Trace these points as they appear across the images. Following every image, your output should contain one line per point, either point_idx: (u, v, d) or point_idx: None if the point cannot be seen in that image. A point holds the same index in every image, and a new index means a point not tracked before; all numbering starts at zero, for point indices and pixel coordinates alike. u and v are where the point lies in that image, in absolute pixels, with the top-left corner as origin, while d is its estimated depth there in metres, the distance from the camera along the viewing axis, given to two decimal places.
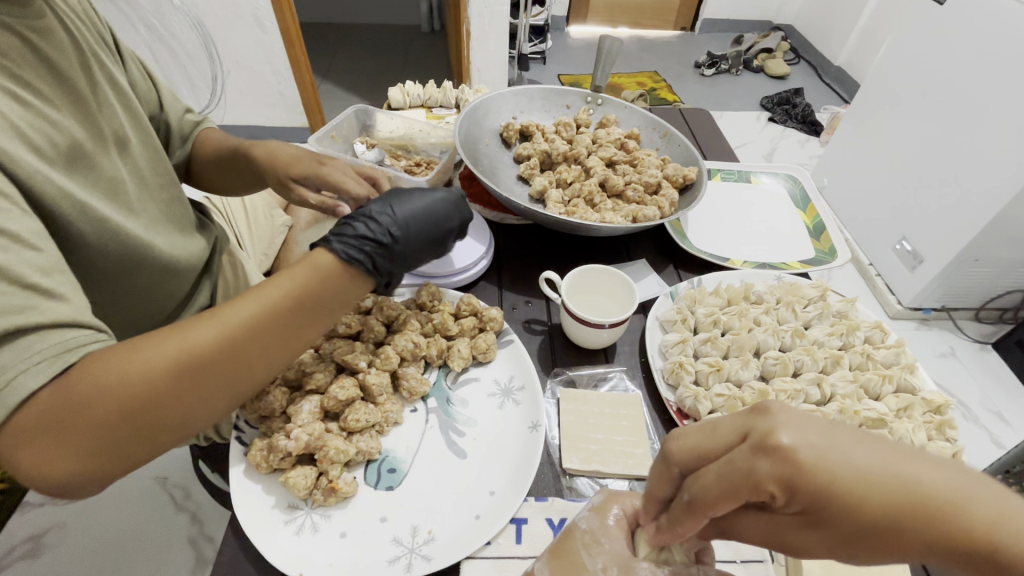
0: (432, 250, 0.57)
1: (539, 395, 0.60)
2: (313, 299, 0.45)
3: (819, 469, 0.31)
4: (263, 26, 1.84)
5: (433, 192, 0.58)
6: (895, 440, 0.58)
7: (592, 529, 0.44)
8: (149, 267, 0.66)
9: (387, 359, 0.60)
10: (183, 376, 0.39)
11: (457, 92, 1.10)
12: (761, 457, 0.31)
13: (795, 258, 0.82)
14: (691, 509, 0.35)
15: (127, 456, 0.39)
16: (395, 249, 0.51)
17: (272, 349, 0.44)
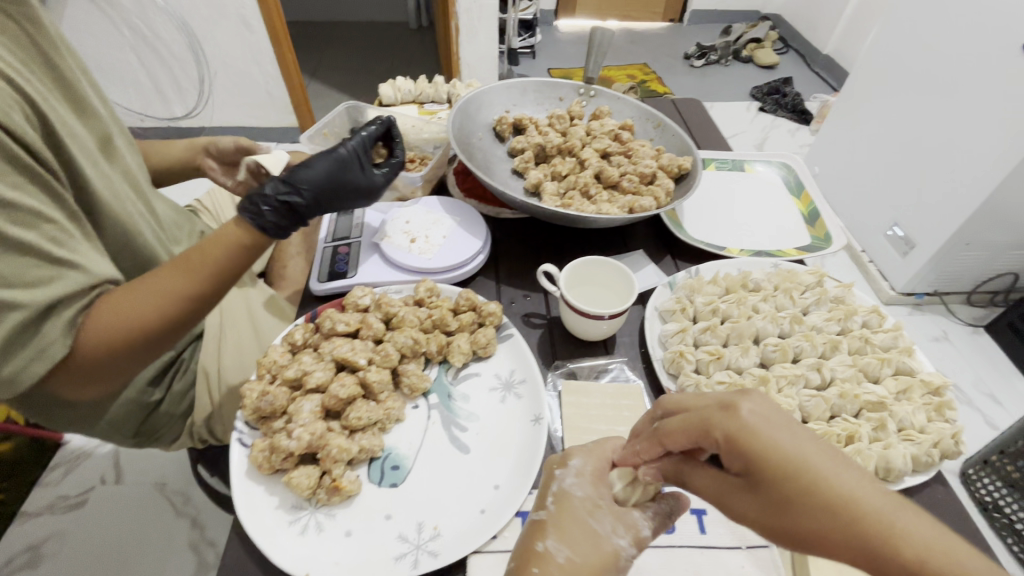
0: (340, 204, 0.67)
1: (541, 387, 0.60)
2: (244, 257, 0.58)
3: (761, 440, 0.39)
4: (250, 25, 1.83)
5: (333, 153, 0.67)
6: (896, 423, 0.58)
7: (588, 496, 0.47)
8: (140, 255, 0.71)
9: (387, 356, 0.60)
10: (163, 328, 0.54)
11: (449, 87, 1.08)
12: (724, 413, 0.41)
13: (791, 245, 0.82)
14: (655, 436, 0.45)
15: (129, 371, 0.56)
16: (310, 204, 0.63)
17: (218, 295, 0.58)
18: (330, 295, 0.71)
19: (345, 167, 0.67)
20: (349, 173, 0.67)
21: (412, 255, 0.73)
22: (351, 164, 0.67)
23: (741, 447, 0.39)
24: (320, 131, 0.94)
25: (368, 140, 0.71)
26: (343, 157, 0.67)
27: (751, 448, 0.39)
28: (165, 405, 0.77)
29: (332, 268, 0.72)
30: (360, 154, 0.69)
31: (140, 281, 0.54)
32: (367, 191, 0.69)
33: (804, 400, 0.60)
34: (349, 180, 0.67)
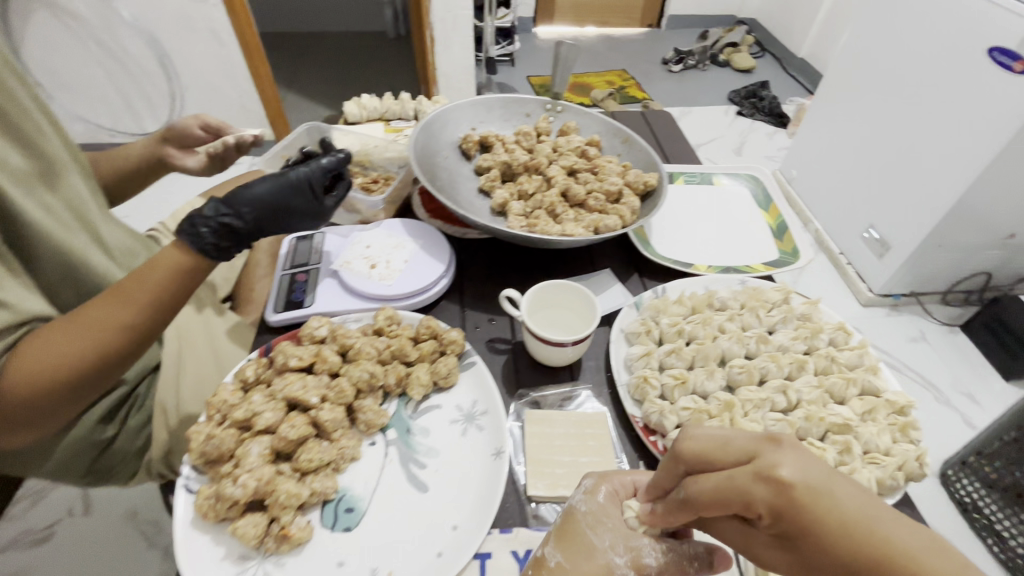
0: (282, 227, 0.66)
1: (502, 419, 0.59)
2: (184, 282, 0.58)
3: (807, 505, 0.34)
4: (221, 39, 1.80)
5: (281, 177, 0.64)
6: (861, 445, 0.57)
7: (592, 512, 0.48)
8: (89, 286, 0.68)
9: (341, 393, 0.58)
10: (100, 360, 0.53)
11: (415, 104, 1.07)
12: (761, 483, 0.35)
13: (759, 260, 0.81)
14: (684, 504, 0.40)
15: (69, 409, 0.55)
16: (248, 227, 0.61)
17: (158, 323, 0.57)
18: (287, 326, 0.69)
19: (294, 190, 0.64)
20: (297, 197, 0.65)
21: (372, 281, 0.71)
22: (302, 187, 0.65)
23: (787, 515, 0.34)
24: (279, 153, 0.90)
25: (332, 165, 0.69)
26: (293, 179, 0.65)
27: (807, 517, 0.34)
28: (119, 441, 0.74)
29: (288, 298, 0.70)
30: (315, 177, 0.67)
31: (73, 315, 0.53)
32: (312, 215, 0.67)
33: (769, 424, 0.59)
34: (295, 204, 0.65)
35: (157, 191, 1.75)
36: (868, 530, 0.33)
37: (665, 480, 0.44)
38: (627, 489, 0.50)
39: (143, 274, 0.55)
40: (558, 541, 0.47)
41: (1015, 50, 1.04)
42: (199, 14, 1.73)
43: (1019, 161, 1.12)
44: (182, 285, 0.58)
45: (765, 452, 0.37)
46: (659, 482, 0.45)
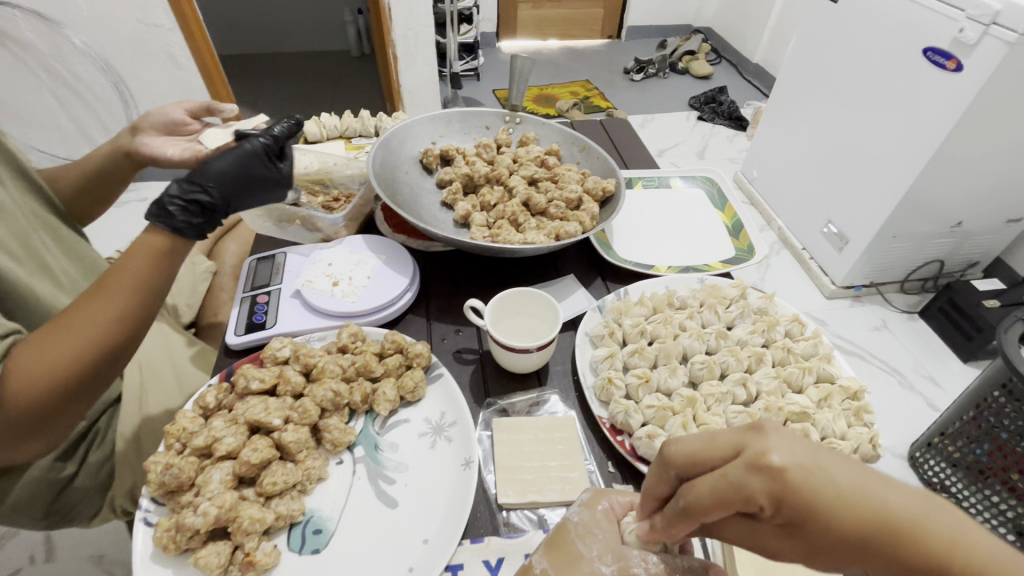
0: (254, 200, 0.63)
1: (470, 429, 0.59)
2: (167, 267, 0.55)
3: (804, 487, 0.35)
4: (179, 63, 1.79)
5: (239, 148, 0.62)
6: (818, 432, 0.59)
7: (583, 522, 0.49)
8: (37, 319, 0.66)
9: (305, 413, 0.57)
10: (98, 357, 0.51)
11: (376, 120, 1.07)
12: (754, 474, 0.35)
13: (716, 259, 0.84)
14: (687, 513, 0.39)
15: (77, 411, 0.53)
16: (218, 200, 0.59)
17: (149, 312, 0.55)
18: (248, 348, 0.68)
19: (253, 158, 0.62)
20: (259, 165, 0.62)
21: (334, 299, 0.70)
22: (261, 156, 0.63)
23: (788, 501, 0.35)
24: None
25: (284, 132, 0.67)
26: (252, 150, 0.62)
27: (805, 499, 0.35)
28: (79, 479, 0.71)
29: (250, 319, 0.69)
30: (271, 146, 0.64)
31: (60, 318, 0.51)
32: (281, 183, 0.65)
33: (731, 418, 0.60)
34: (257, 170, 0.62)
35: (117, 219, 1.70)
36: (877, 510, 0.35)
37: (658, 487, 0.44)
38: (623, 507, 0.50)
39: (121, 270, 0.52)
40: (546, 549, 0.47)
41: (948, 50, 1.12)
42: (156, 38, 1.71)
43: (959, 150, 1.18)
44: (166, 270, 0.55)
45: (752, 442, 0.37)
46: (653, 492, 0.44)
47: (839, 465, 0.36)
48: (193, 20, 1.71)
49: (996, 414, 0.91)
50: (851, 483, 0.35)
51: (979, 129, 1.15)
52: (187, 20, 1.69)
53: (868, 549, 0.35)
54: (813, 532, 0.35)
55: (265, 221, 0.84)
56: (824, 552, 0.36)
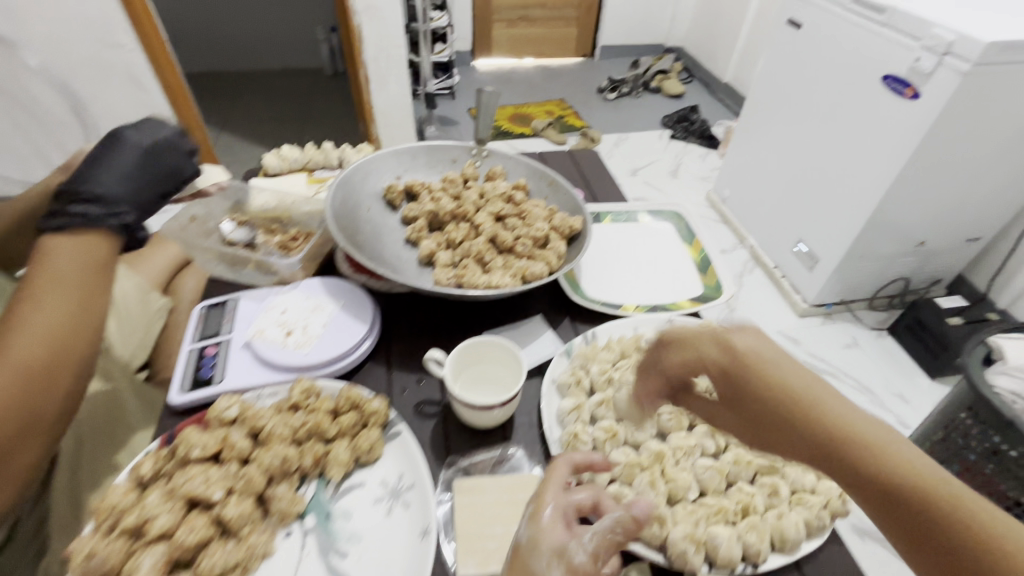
0: (145, 186, 0.64)
1: (429, 494, 0.56)
2: (93, 266, 0.56)
3: (751, 367, 0.39)
4: (142, 85, 1.75)
5: (106, 153, 0.64)
6: (788, 486, 0.58)
7: (534, 538, 0.47)
8: None
9: (250, 482, 0.53)
10: (40, 367, 0.50)
11: (340, 152, 1.04)
12: (717, 348, 0.41)
13: (685, 297, 0.83)
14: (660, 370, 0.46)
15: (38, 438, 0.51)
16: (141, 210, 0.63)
17: (87, 320, 0.54)
18: (193, 407, 0.63)
19: (158, 156, 0.67)
20: (163, 161, 0.67)
21: (287, 351, 0.67)
22: (164, 152, 0.68)
23: (732, 372, 0.40)
24: (187, 216, 0.83)
25: (174, 129, 0.70)
26: (151, 149, 0.66)
27: (747, 376, 0.39)
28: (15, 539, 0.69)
29: (196, 375, 0.65)
30: (169, 143, 0.69)
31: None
32: (162, 166, 0.66)
33: (700, 472, 0.58)
34: (162, 167, 0.66)
35: None
36: (809, 407, 0.36)
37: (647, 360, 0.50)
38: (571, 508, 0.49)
39: (55, 273, 0.54)
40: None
41: (906, 78, 1.15)
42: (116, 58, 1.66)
43: (920, 174, 1.21)
44: (91, 269, 0.56)
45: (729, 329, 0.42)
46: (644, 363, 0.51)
47: (796, 368, 0.38)
48: (155, 39, 1.70)
49: None
50: (799, 380, 0.37)
51: (939, 155, 1.19)
52: (147, 34, 1.67)
53: (805, 447, 0.37)
54: (753, 408, 0.39)
55: (217, 262, 0.81)
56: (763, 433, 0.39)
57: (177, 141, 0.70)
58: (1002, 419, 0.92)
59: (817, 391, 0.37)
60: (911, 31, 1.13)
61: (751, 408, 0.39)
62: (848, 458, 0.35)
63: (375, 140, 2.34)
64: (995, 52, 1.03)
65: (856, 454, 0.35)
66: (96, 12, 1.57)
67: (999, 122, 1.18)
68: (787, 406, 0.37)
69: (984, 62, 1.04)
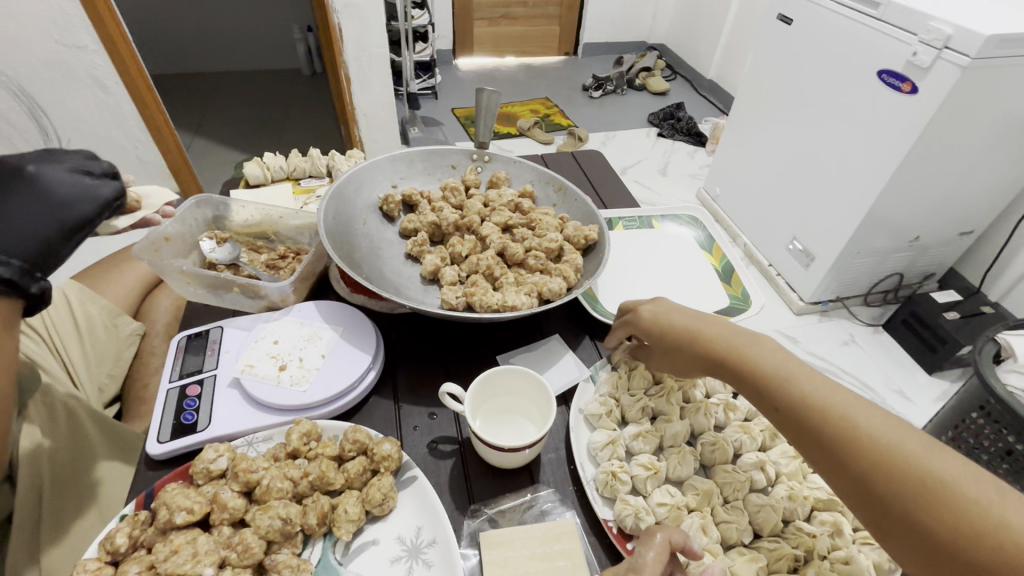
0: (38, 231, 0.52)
1: (453, 552, 0.49)
2: None
3: (659, 317, 0.55)
4: (107, 87, 1.61)
5: None
6: (850, 522, 0.52)
7: None
8: None
9: (246, 551, 0.46)
10: None
11: (327, 159, 0.96)
12: (643, 307, 0.57)
13: (710, 309, 0.77)
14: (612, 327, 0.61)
15: None
16: (34, 260, 0.52)
17: None
18: (175, 458, 0.55)
19: (44, 182, 0.55)
20: (54, 188, 0.55)
21: (281, 388, 0.59)
22: (54, 176, 0.56)
23: (647, 321, 0.55)
24: (160, 235, 0.71)
25: (71, 156, 0.60)
26: (37, 177, 0.55)
27: (658, 322, 0.54)
28: None
29: (177, 421, 0.57)
30: (62, 168, 0.57)
31: None
32: (62, 205, 0.55)
33: (754, 512, 0.53)
34: (53, 193, 0.55)
35: None
36: (698, 336, 0.51)
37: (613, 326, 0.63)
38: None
39: None
40: None
41: (903, 72, 1.11)
42: (76, 60, 1.53)
43: (923, 168, 1.18)
44: None
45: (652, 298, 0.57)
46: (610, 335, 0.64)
47: (689, 311, 0.54)
48: (117, 36, 1.53)
49: (977, 435, 0.86)
50: (691, 321, 0.53)
51: (938, 151, 1.15)
52: (109, 33, 1.50)
53: (704, 363, 0.51)
54: (661, 344, 0.54)
55: (195, 287, 0.70)
56: (675, 360, 0.54)
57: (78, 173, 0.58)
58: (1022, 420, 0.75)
59: (712, 324, 0.52)
60: (908, 26, 1.09)
61: (661, 346, 0.54)
62: (731, 365, 0.49)
63: (356, 142, 2.25)
64: (995, 45, 0.99)
65: (738, 362, 0.48)
66: (52, 10, 1.43)
67: (1000, 117, 1.15)
68: (683, 334, 0.52)
69: (983, 57, 1.00)
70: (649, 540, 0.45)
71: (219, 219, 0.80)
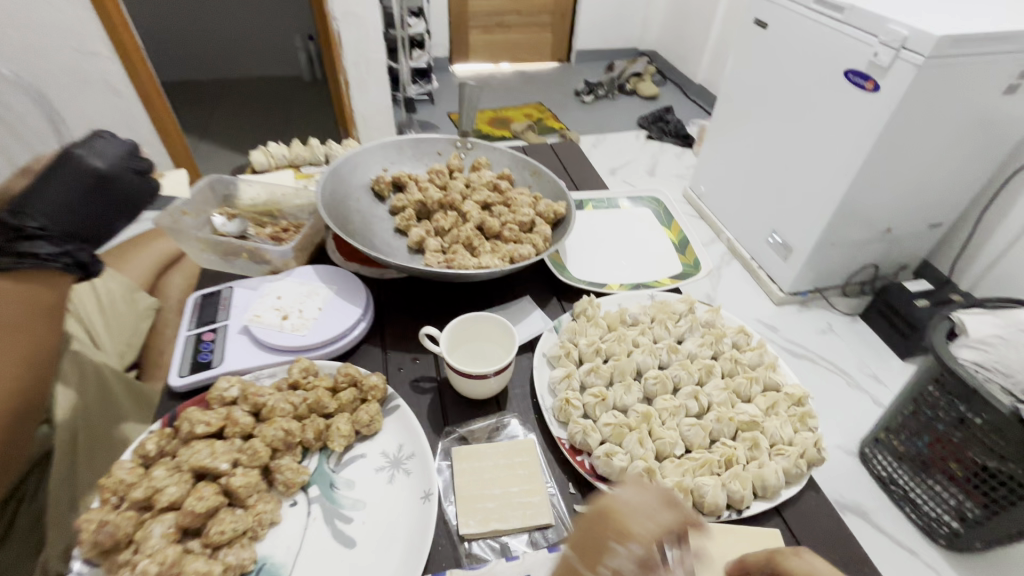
0: (97, 218, 0.64)
1: (429, 460, 0.58)
2: (38, 311, 0.60)
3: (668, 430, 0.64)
4: (118, 91, 1.71)
5: (57, 178, 0.63)
6: (768, 439, 0.61)
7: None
8: None
9: (255, 455, 0.55)
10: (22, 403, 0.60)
11: (326, 148, 1.06)
12: None
13: (665, 275, 0.87)
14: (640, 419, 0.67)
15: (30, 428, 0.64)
16: (94, 239, 0.65)
17: (39, 353, 0.61)
18: (193, 390, 0.65)
19: (115, 181, 0.66)
20: (123, 188, 0.67)
21: (284, 333, 0.68)
22: (122, 177, 0.67)
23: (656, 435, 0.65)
24: (178, 209, 0.80)
25: (122, 150, 0.69)
26: (108, 174, 0.66)
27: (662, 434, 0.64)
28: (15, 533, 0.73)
29: (194, 360, 0.66)
30: (122, 165, 0.68)
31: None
32: (120, 197, 0.67)
33: (686, 430, 0.62)
34: (121, 192, 0.67)
35: None
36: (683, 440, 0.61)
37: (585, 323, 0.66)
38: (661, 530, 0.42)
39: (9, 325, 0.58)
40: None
41: (866, 72, 1.21)
42: (92, 66, 1.65)
43: (887, 159, 1.26)
44: (39, 314, 0.60)
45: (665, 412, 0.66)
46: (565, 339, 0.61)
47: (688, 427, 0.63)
48: (129, 43, 1.64)
49: (934, 408, 0.94)
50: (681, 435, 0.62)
51: (899, 145, 1.24)
52: (122, 40, 1.62)
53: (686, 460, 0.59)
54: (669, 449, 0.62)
55: (209, 254, 0.81)
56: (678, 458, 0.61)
57: (123, 164, 0.68)
58: (966, 387, 0.86)
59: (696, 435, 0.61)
60: (869, 28, 1.19)
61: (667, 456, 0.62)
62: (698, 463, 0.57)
63: None
64: (948, 45, 1.08)
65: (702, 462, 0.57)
66: (71, 20, 1.54)
67: (960, 113, 1.23)
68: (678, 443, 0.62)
69: (937, 56, 1.09)
70: (669, 504, 0.44)
71: (227, 198, 0.90)
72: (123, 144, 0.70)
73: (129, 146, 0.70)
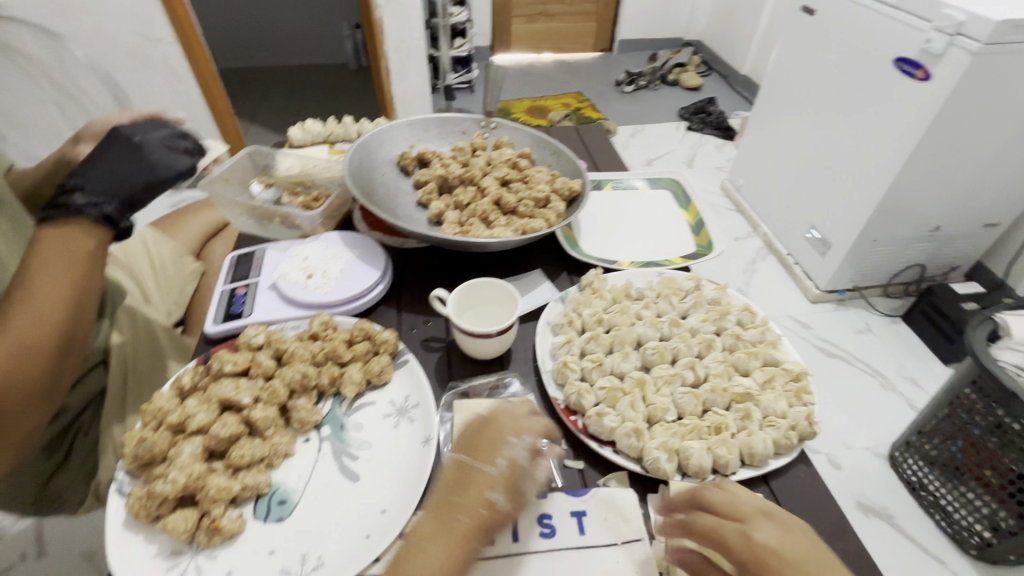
0: (125, 181, 0.67)
1: (431, 410, 0.62)
2: (82, 254, 0.64)
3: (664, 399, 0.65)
4: (179, 75, 1.84)
5: (109, 147, 0.68)
6: (760, 411, 0.62)
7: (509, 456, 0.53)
8: None
9: (274, 394, 0.61)
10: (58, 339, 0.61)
11: (358, 127, 1.12)
12: None
13: (676, 255, 0.88)
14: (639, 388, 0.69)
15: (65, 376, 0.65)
16: (121, 201, 0.67)
17: (81, 297, 0.64)
18: (226, 337, 0.71)
19: (147, 151, 0.69)
20: (151, 157, 0.69)
21: (308, 290, 0.74)
22: (154, 149, 0.69)
23: None
24: (221, 175, 0.88)
25: (170, 131, 0.73)
26: (140, 145, 0.69)
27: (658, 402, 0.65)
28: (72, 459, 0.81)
29: (228, 310, 0.73)
30: (158, 140, 0.71)
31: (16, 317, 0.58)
32: (152, 167, 0.68)
33: (678, 398, 0.63)
34: (149, 160, 0.68)
35: None
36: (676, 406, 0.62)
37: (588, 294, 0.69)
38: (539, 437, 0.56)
39: (54, 262, 0.62)
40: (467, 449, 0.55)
41: (917, 60, 1.15)
42: (155, 52, 1.77)
43: (936, 151, 1.20)
44: (83, 257, 0.64)
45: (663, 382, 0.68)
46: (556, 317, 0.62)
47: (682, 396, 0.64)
48: (189, 29, 1.75)
49: (969, 411, 0.92)
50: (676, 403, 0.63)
51: (951, 137, 1.18)
52: (183, 27, 1.73)
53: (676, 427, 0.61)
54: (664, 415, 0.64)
55: (246, 218, 0.88)
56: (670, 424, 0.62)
57: (163, 142, 0.71)
58: (1005, 389, 0.82)
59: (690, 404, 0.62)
60: (922, 12, 1.13)
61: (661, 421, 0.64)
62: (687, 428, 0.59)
63: None
64: (1007, 30, 1.02)
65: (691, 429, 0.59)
66: (139, 7, 1.67)
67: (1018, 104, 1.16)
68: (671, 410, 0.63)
69: (994, 42, 1.03)
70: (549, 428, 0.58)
71: (267, 167, 0.97)
72: (176, 129, 0.74)
73: (179, 128, 0.74)
